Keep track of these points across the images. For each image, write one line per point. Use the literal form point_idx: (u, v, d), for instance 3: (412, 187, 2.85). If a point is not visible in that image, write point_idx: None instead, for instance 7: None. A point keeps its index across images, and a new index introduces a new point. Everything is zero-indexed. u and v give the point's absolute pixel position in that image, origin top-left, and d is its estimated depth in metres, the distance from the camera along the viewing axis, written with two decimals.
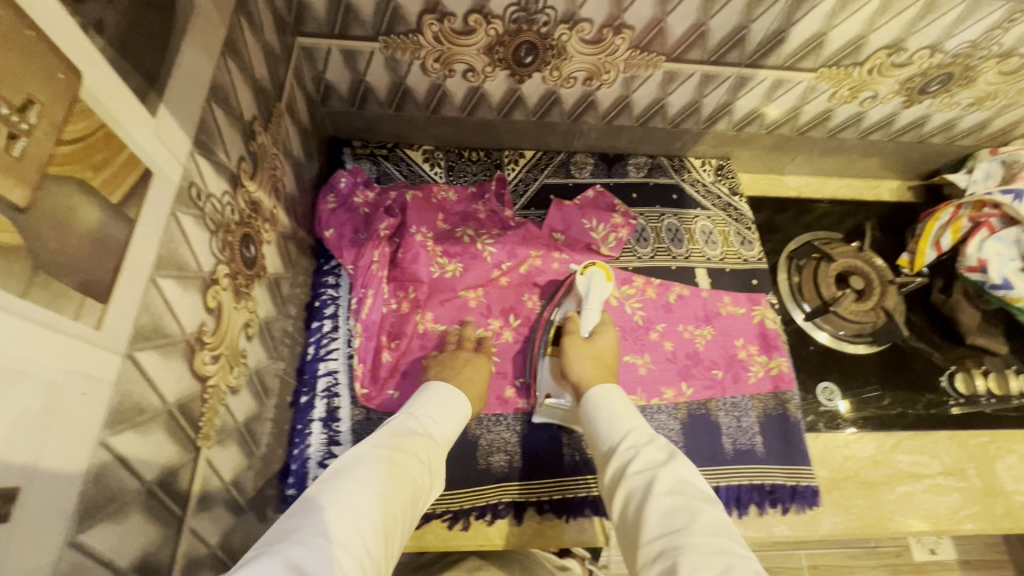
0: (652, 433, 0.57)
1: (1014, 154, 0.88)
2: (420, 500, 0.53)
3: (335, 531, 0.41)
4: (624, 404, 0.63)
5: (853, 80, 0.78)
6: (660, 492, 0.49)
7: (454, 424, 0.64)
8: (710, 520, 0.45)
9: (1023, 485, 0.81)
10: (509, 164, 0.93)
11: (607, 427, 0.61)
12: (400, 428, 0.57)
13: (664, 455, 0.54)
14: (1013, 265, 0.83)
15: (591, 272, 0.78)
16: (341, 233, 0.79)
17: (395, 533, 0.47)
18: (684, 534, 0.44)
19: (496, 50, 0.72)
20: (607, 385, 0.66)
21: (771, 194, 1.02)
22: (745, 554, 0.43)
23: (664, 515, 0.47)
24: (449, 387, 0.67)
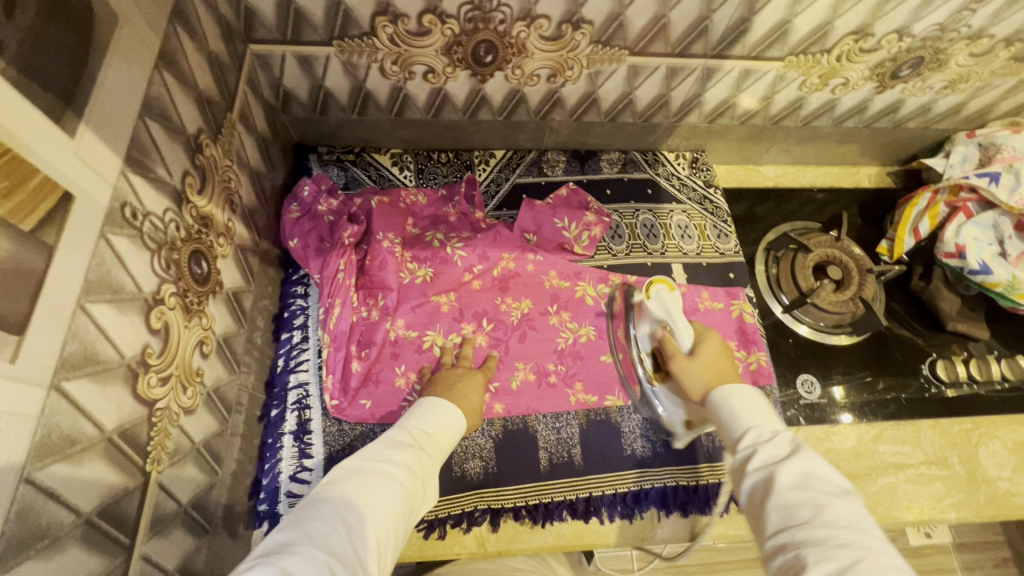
0: (776, 428, 0.53)
1: (990, 136, 0.86)
2: (415, 514, 0.53)
3: (323, 543, 0.42)
4: (746, 397, 0.59)
5: (822, 67, 0.77)
6: (785, 486, 0.46)
7: (450, 438, 0.63)
8: (839, 513, 0.42)
9: (1006, 471, 0.80)
10: (479, 165, 0.92)
11: (730, 422, 0.57)
12: (397, 440, 0.58)
13: (788, 448, 0.49)
14: (991, 250, 0.81)
15: (656, 291, 0.75)
16: (306, 243, 0.77)
17: (387, 548, 0.48)
18: (809, 528, 0.42)
19: (455, 50, 0.70)
20: (728, 386, 0.61)
21: (747, 185, 1.00)
22: (883, 550, 0.40)
23: (789, 506, 0.44)
24: (438, 398, 0.67)
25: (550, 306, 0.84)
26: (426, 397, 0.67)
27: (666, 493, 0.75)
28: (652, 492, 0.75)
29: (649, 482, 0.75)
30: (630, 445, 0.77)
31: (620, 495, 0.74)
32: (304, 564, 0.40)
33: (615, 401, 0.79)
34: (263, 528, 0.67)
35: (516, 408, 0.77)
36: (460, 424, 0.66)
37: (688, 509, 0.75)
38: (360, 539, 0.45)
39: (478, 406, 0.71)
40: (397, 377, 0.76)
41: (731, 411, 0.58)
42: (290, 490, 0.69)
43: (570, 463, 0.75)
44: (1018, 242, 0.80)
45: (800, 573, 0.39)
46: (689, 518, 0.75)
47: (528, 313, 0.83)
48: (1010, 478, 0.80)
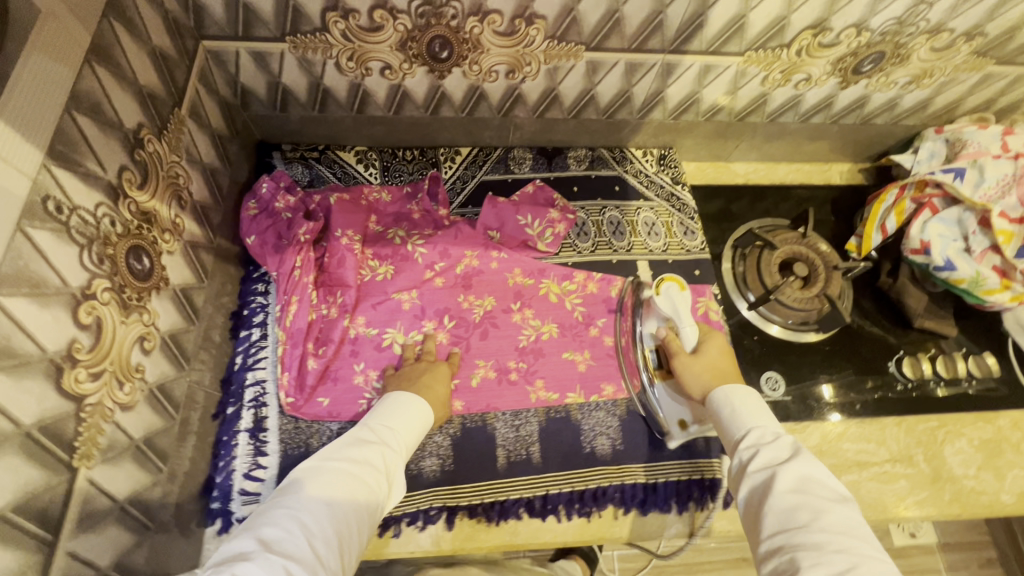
0: (777, 431, 0.60)
1: (957, 132, 0.86)
2: (381, 506, 0.56)
3: (279, 549, 0.46)
4: (749, 400, 0.65)
5: (782, 63, 0.76)
6: (785, 490, 0.52)
7: (417, 428, 0.65)
8: (835, 519, 0.49)
9: (971, 469, 0.80)
10: (445, 163, 0.91)
11: (730, 421, 0.64)
12: (359, 437, 0.60)
13: (789, 453, 0.56)
14: (956, 246, 0.81)
15: (666, 288, 0.79)
16: (263, 240, 0.76)
17: (351, 541, 0.51)
18: (808, 530, 0.48)
19: (409, 46, 0.70)
20: (731, 386, 0.67)
21: (717, 182, 1.00)
22: (873, 555, 0.47)
23: (787, 509, 0.51)
24: (402, 391, 0.69)
25: (513, 303, 0.84)
26: (393, 393, 0.69)
27: (625, 491, 0.74)
28: (611, 490, 0.74)
29: (608, 480, 0.74)
30: (590, 443, 0.76)
31: (577, 493, 0.73)
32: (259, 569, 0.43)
33: (575, 398, 0.79)
34: (215, 526, 0.67)
35: (475, 405, 0.77)
36: (426, 415, 0.67)
37: (647, 507, 0.73)
38: (318, 537, 0.48)
39: (444, 397, 0.72)
40: (356, 374, 0.76)
41: (732, 410, 0.65)
42: (244, 488, 0.69)
43: (529, 461, 0.74)
44: (983, 238, 0.79)
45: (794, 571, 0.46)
46: (647, 516, 0.73)
47: (490, 311, 0.83)
48: (975, 476, 0.80)
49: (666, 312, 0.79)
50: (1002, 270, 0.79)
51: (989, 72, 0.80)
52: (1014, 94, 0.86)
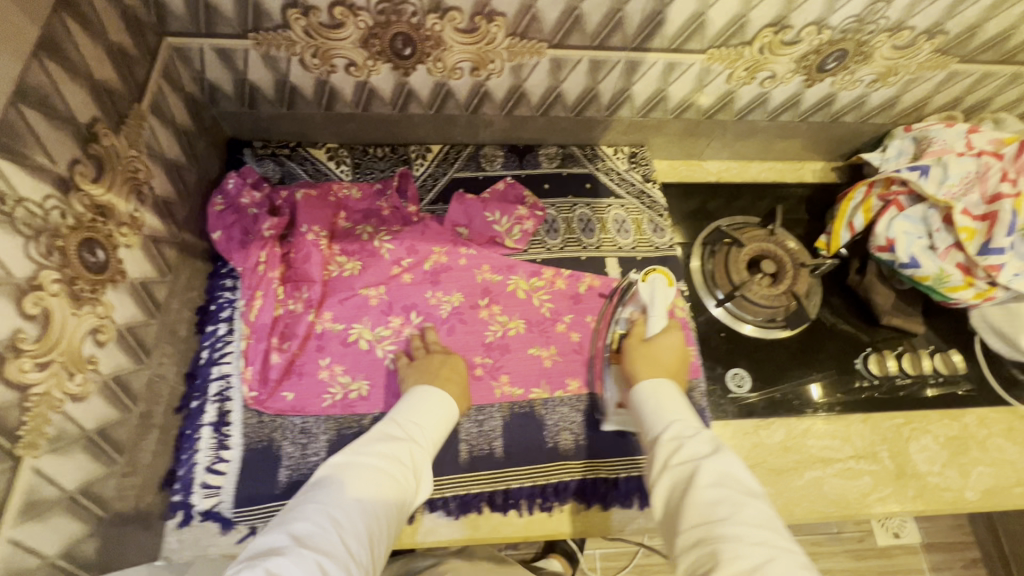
0: (696, 426, 0.61)
1: (925, 130, 0.86)
2: (409, 503, 0.59)
3: (312, 542, 0.49)
4: (671, 394, 0.67)
5: (746, 60, 0.77)
6: (704, 484, 0.54)
7: (442, 426, 0.69)
8: (752, 512, 0.51)
9: (936, 466, 0.80)
10: (416, 160, 0.92)
11: (652, 416, 0.65)
12: (386, 433, 0.64)
13: (709, 448, 0.57)
14: (921, 243, 0.81)
15: (653, 278, 0.81)
16: (229, 235, 0.77)
17: (380, 537, 0.53)
18: (727, 524, 0.50)
19: (372, 43, 0.71)
20: (658, 379, 0.69)
21: (689, 180, 1.00)
22: (786, 546, 0.48)
23: (707, 504, 0.52)
24: (426, 386, 0.71)
25: (481, 299, 0.84)
26: (417, 386, 0.71)
27: (587, 486, 0.74)
28: (571, 485, 0.74)
29: (570, 475, 0.75)
30: (553, 438, 0.77)
31: (539, 488, 0.74)
32: (296, 564, 0.46)
33: (540, 393, 0.79)
34: (176, 519, 0.68)
35: None
36: (453, 413, 0.71)
37: (608, 501, 0.74)
38: (349, 531, 0.51)
39: (464, 390, 0.75)
40: (321, 369, 0.77)
41: (654, 404, 0.66)
42: (205, 481, 0.70)
43: (491, 456, 0.75)
44: (947, 235, 0.80)
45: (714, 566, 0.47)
46: (608, 510, 0.74)
47: (457, 307, 0.83)
48: (940, 472, 0.80)
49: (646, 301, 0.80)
50: (966, 267, 0.79)
51: (954, 70, 0.81)
52: (981, 93, 0.86)
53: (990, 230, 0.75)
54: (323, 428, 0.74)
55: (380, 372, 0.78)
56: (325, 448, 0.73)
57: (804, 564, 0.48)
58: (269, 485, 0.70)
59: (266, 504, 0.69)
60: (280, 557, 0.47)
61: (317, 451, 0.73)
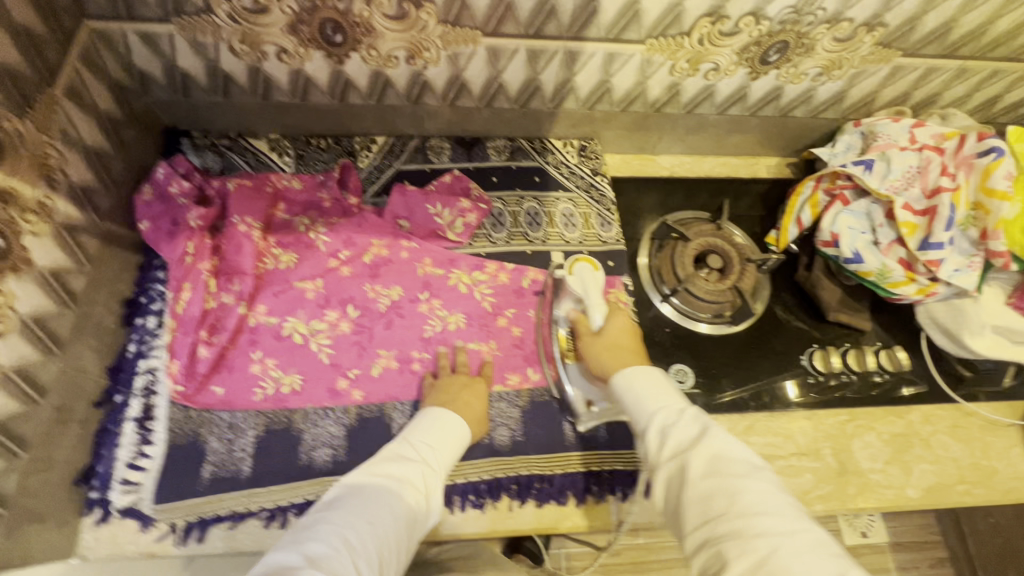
0: (682, 407, 0.57)
1: (872, 125, 0.85)
2: (419, 526, 0.58)
3: (324, 565, 0.47)
4: (648, 377, 0.62)
5: (687, 51, 0.76)
6: (697, 476, 0.51)
7: (455, 449, 0.66)
8: (751, 497, 0.48)
9: (879, 463, 0.80)
10: (361, 152, 0.90)
11: (634, 405, 0.60)
12: (400, 455, 0.62)
13: (697, 431, 0.54)
14: (865, 239, 0.80)
15: (579, 268, 0.80)
16: (157, 226, 0.75)
17: (388, 563, 0.52)
18: (727, 519, 0.47)
19: (301, 29, 0.69)
20: (638, 366, 0.64)
21: (641, 175, 0.99)
22: (794, 524, 0.46)
23: (703, 500, 0.49)
24: (441, 409, 0.69)
25: (421, 293, 0.82)
26: (435, 409, 0.69)
27: (520, 483, 0.73)
28: (505, 481, 0.73)
29: (504, 472, 0.73)
30: (489, 434, 0.75)
31: (470, 484, 0.72)
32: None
33: None
34: (93, 515, 0.66)
35: (374, 395, 0.76)
36: (466, 438, 0.69)
37: (541, 498, 0.73)
38: (360, 556, 0.49)
39: (481, 415, 0.73)
40: (253, 363, 0.75)
41: (635, 396, 0.60)
42: (124, 477, 0.68)
43: None
44: (890, 230, 0.79)
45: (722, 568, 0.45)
46: (543, 507, 0.72)
47: (396, 301, 0.81)
48: (882, 470, 0.79)
49: (577, 292, 0.79)
50: (907, 262, 0.79)
51: (898, 64, 0.80)
52: (928, 88, 0.86)
53: (930, 224, 0.75)
54: (251, 423, 0.72)
55: (313, 366, 0.76)
56: (252, 444, 0.71)
57: (821, 540, 0.45)
58: (191, 482, 0.68)
59: (186, 501, 0.67)
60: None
61: (244, 447, 0.71)
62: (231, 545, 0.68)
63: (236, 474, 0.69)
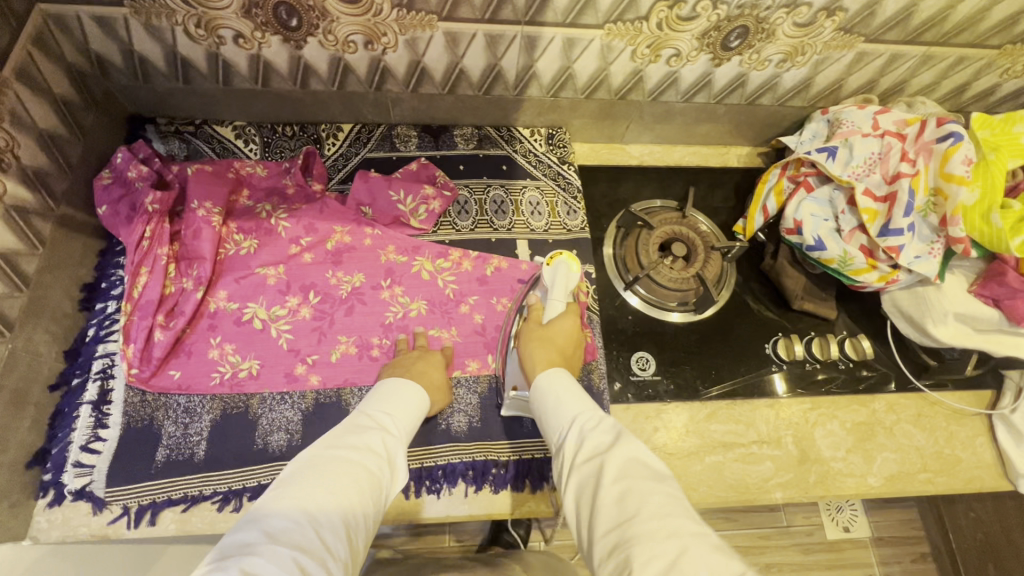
0: (601, 415, 0.58)
1: (838, 112, 0.85)
2: (384, 494, 0.56)
3: (287, 539, 0.44)
4: (571, 387, 0.63)
5: (646, 36, 0.75)
6: (609, 480, 0.49)
7: (414, 416, 0.66)
8: (660, 498, 0.46)
9: (840, 452, 0.79)
10: (327, 140, 0.90)
11: (555, 412, 0.61)
12: (357, 425, 0.60)
13: (611, 438, 0.54)
14: (826, 226, 0.80)
15: (557, 262, 0.78)
16: (115, 210, 0.75)
17: (358, 529, 0.50)
18: (636, 520, 0.44)
19: (254, 13, 0.69)
20: (555, 370, 0.66)
21: (609, 164, 0.99)
22: (698, 528, 0.43)
23: (615, 503, 0.47)
24: (399, 378, 0.69)
25: (383, 280, 0.82)
26: (393, 378, 0.69)
27: (476, 469, 0.73)
28: (460, 467, 0.73)
29: (459, 457, 0.73)
30: (445, 419, 0.75)
31: (424, 470, 0.72)
32: (271, 562, 0.42)
33: None
34: (47, 497, 0.66)
35: (332, 380, 0.76)
36: (425, 405, 0.68)
37: (497, 484, 0.72)
38: (325, 525, 0.47)
39: (441, 383, 0.73)
40: (211, 348, 0.75)
41: (554, 401, 0.62)
42: (78, 460, 0.68)
43: None
44: (852, 217, 0.79)
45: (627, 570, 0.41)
46: (498, 493, 0.72)
47: (358, 287, 0.81)
48: (844, 459, 0.79)
49: (547, 283, 0.79)
50: (869, 249, 0.78)
51: (861, 50, 0.79)
52: (894, 75, 0.85)
53: (890, 210, 0.75)
54: (207, 408, 0.72)
55: (272, 351, 0.76)
56: (207, 428, 0.71)
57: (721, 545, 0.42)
58: (145, 465, 0.68)
59: (139, 484, 0.67)
60: (254, 556, 0.42)
61: (199, 431, 0.71)
62: (184, 529, 0.67)
63: (191, 457, 0.70)
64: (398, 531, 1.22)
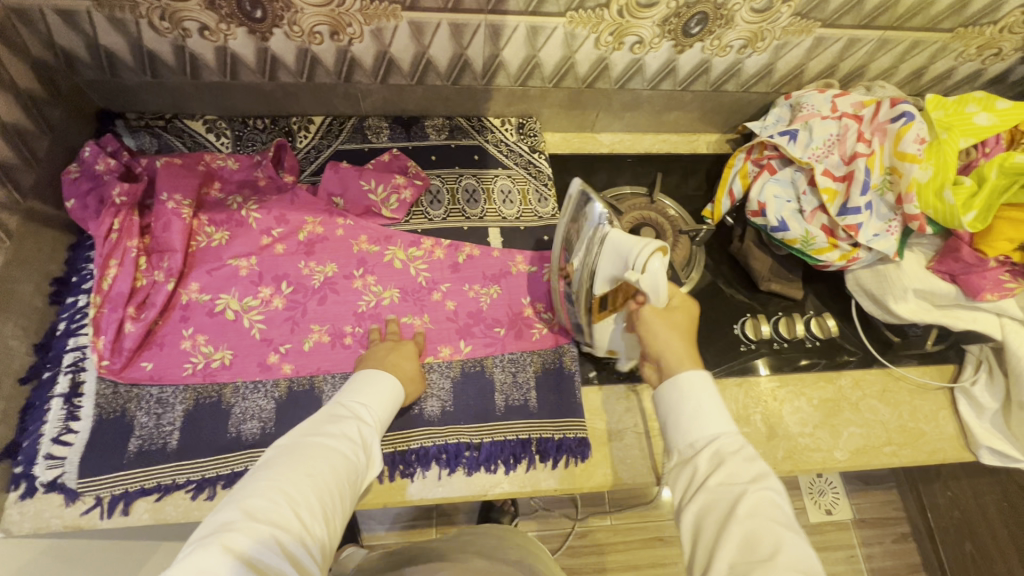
0: (741, 442, 0.54)
1: (799, 97, 0.87)
2: (360, 479, 0.57)
3: (264, 518, 0.46)
4: (711, 392, 0.57)
5: (608, 24, 0.77)
6: (742, 517, 0.48)
7: (390, 403, 0.66)
8: (795, 554, 0.45)
9: (808, 428, 0.81)
10: (299, 132, 0.91)
11: (687, 420, 0.56)
12: (334, 413, 0.61)
13: (752, 474, 0.51)
14: (789, 207, 0.82)
15: (650, 262, 0.59)
16: (84, 204, 0.76)
17: (335, 510, 0.52)
18: (770, 568, 0.44)
19: (218, 5, 0.69)
20: (692, 373, 0.58)
21: (581, 152, 1.00)
22: None
23: (747, 542, 0.47)
24: (372, 369, 0.69)
25: (355, 270, 0.83)
26: (365, 368, 0.69)
27: (450, 452, 0.74)
28: (434, 450, 0.73)
29: (433, 440, 0.74)
30: (420, 404, 0.76)
31: (398, 453, 0.72)
32: (248, 540, 0.43)
33: None
34: (18, 490, 0.66)
35: (305, 368, 0.76)
36: (400, 395, 0.69)
37: (471, 466, 0.73)
38: (302, 506, 0.49)
39: (413, 372, 0.73)
40: (183, 340, 0.76)
41: (692, 408, 0.56)
42: (50, 452, 0.68)
43: None
44: (813, 198, 0.81)
45: None
46: (472, 475, 0.73)
47: (331, 277, 0.82)
48: (811, 434, 0.80)
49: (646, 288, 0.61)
50: (829, 229, 0.81)
51: (819, 35, 0.81)
52: (853, 59, 0.87)
53: (848, 189, 0.77)
54: (180, 398, 0.73)
55: (244, 342, 0.77)
56: (180, 418, 0.72)
57: None
58: (117, 455, 0.69)
59: (111, 474, 0.68)
60: (231, 533, 0.44)
61: (172, 421, 0.71)
62: (158, 518, 0.67)
63: (164, 446, 0.70)
64: (385, 525, 1.23)
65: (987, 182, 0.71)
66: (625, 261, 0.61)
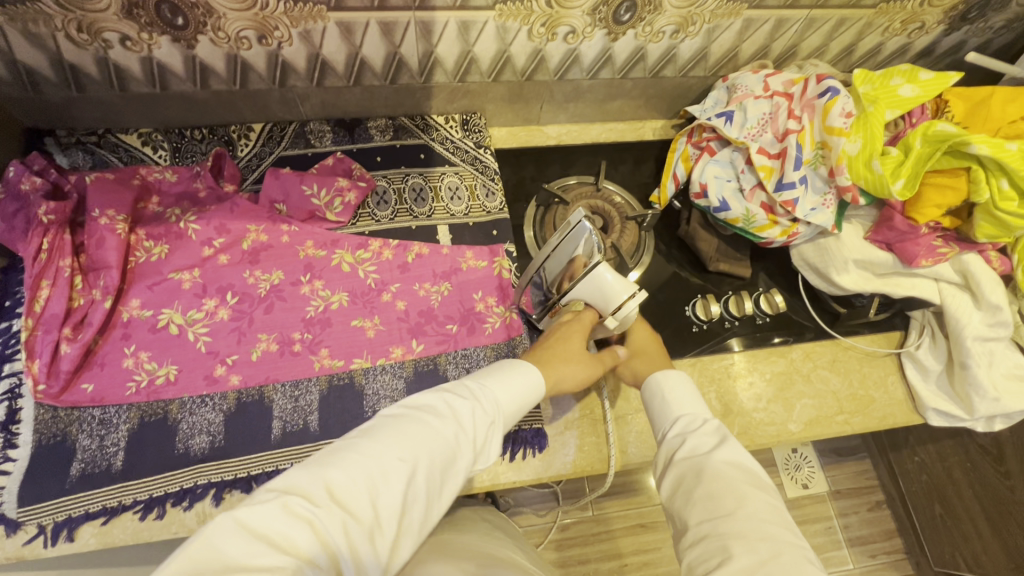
0: (704, 418, 0.60)
1: (734, 78, 0.88)
2: (459, 477, 0.51)
3: (339, 496, 0.44)
4: (677, 385, 0.65)
5: (538, 16, 0.77)
6: (707, 478, 0.53)
7: (516, 397, 0.60)
8: (756, 506, 0.50)
9: (762, 403, 0.82)
10: (239, 140, 0.90)
11: (659, 413, 0.64)
12: (456, 395, 0.56)
13: (714, 441, 0.57)
14: (730, 187, 0.84)
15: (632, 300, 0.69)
16: (12, 226, 0.74)
17: (418, 506, 0.47)
18: (731, 521, 0.49)
19: (137, 14, 0.68)
20: (664, 371, 0.66)
21: (528, 145, 1.00)
22: (793, 542, 0.48)
23: (712, 501, 0.51)
24: (516, 360, 0.64)
25: (302, 276, 0.82)
26: (514, 358, 0.65)
27: None
28: None
29: None
30: (372, 405, 0.76)
31: None
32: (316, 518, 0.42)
33: (361, 364, 0.78)
34: None
35: (253, 378, 0.75)
36: (530, 390, 0.62)
37: None
38: (383, 494, 0.45)
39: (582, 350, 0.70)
40: (125, 358, 0.74)
41: (659, 402, 0.65)
42: None
43: (305, 430, 0.73)
44: (751, 176, 0.83)
45: (721, 558, 0.47)
46: None
47: (277, 284, 0.81)
48: (765, 409, 0.82)
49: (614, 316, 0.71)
50: (769, 206, 0.82)
51: (747, 17, 0.83)
52: (784, 40, 0.89)
53: (782, 165, 0.79)
54: (125, 417, 0.71)
55: (190, 356, 0.75)
56: (125, 438, 0.70)
57: (806, 554, 0.48)
58: (58, 481, 0.67)
59: (53, 500, 0.66)
60: (306, 499, 0.43)
61: (116, 442, 0.70)
62: (106, 541, 0.66)
63: (108, 468, 0.68)
64: None
65: (913, 152, 0.71)
66: (609, 295, 0.69)
